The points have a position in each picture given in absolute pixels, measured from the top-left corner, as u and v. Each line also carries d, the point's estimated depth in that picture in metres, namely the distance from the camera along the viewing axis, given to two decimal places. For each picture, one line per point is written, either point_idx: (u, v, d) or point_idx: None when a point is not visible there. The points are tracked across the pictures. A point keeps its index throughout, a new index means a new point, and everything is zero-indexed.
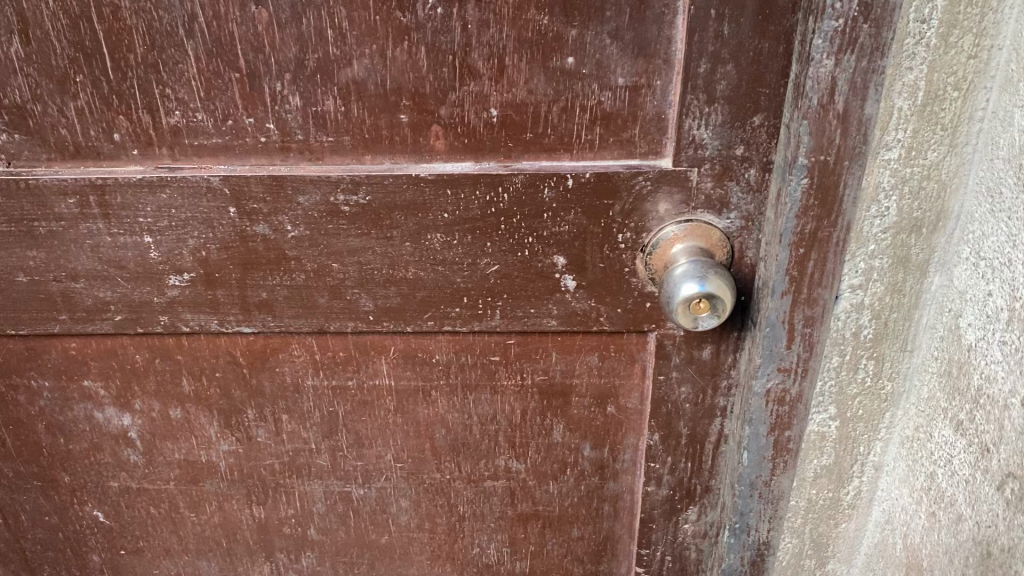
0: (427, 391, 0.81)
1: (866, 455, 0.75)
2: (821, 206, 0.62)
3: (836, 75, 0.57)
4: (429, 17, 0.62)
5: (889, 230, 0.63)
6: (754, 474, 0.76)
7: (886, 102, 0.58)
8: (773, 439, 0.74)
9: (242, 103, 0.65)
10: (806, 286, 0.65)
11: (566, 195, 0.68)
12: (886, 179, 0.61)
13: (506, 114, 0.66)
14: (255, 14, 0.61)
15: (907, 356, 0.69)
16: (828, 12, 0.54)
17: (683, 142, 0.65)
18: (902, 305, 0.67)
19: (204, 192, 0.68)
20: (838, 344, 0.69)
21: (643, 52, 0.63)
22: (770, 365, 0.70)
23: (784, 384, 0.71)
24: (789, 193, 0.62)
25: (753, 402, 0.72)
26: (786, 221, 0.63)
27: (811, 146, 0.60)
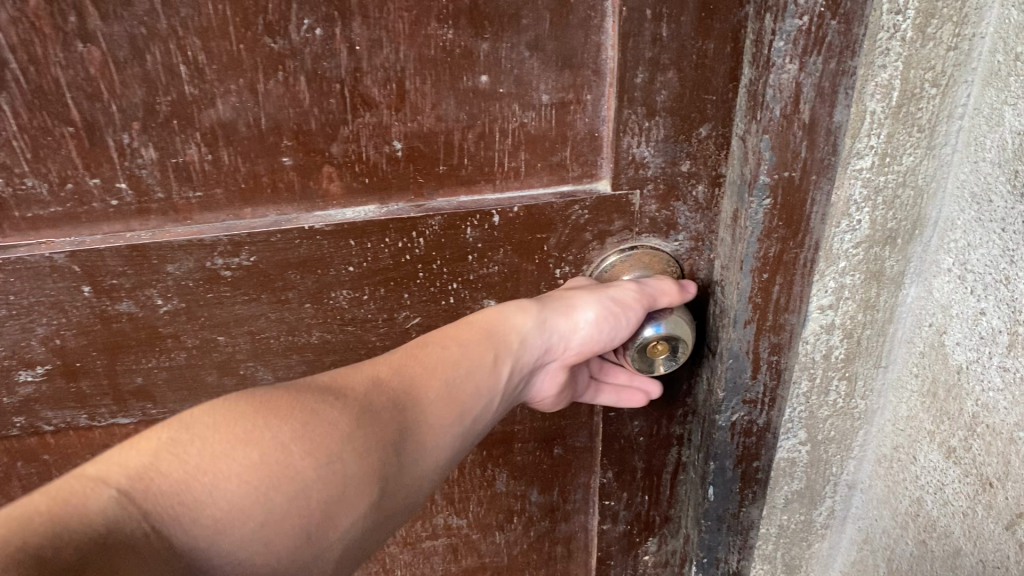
0: None
1: (838, 475, 0.69)
2: (787, 226, 0.54)
3: (801, 81, 0.48)
4: (307, 41, 0.50)
5: (861, 244, 0.55)
6: (722, 508, 0.69)
7: (858, 106, 0.49)
8: (740, 470, 0.67)
9: (81, 161, 0.53)
10: (772, 312, 0.58)
11: (492, 233, 0.58)
12: (858, 191, 0.53)
13: (412, 147, 0.55)
14: (84, 53, 0.49)
15: (880, 371, 0.63)
16: (789, 9, 0.46)
17: (622, 162, 0.56)
18: (875, 321, 0.59)
19: (49, 272, 0.55)
20: (807, 369, 0.61)
21: (568, 64, 0.53)
22: (735, 398, 0.62)
23: (751, 415, 0.63)
24: (749, 216, 0.54)
25: (717, 437, 0.64)
26: (748, 246, 0.55)
27: (774, 162, 0.51)
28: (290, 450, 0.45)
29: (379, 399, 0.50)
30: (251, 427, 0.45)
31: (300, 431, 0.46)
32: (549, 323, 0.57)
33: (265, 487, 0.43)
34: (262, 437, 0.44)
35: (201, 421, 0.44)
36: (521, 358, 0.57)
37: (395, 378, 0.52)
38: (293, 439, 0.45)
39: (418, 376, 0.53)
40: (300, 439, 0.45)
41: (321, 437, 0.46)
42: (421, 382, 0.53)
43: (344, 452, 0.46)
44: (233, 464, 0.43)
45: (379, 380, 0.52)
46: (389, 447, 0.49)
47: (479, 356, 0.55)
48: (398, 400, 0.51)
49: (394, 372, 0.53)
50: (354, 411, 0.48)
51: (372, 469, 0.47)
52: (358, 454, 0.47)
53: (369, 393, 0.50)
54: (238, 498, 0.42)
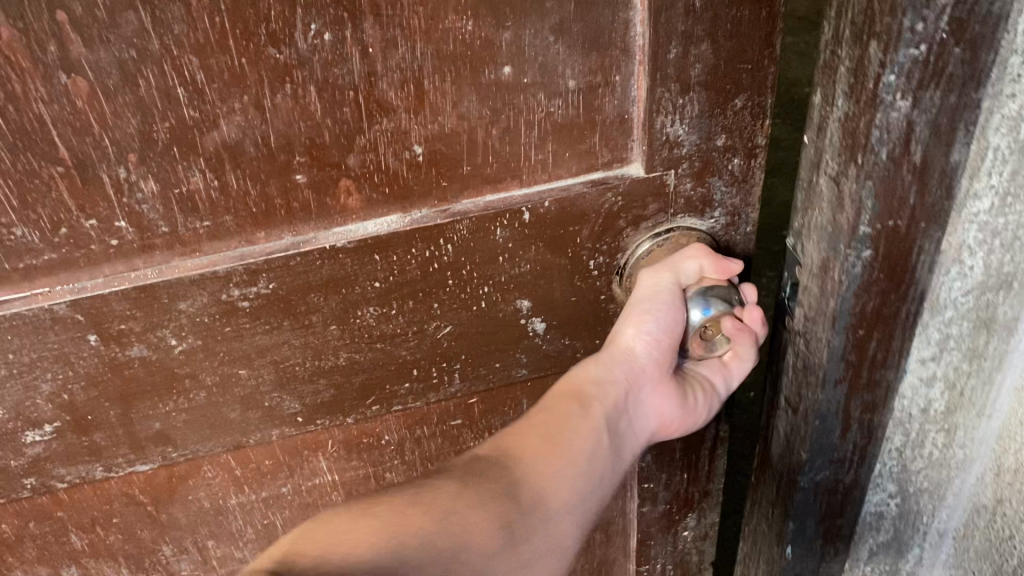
0: (380, 474, 0.67)
1: (929, 522, 0.70)
2: (886, 278, 0.52)
3: (913, 119, 0.45)
4: (315, 48, 0.45)
5: (971, 291, 0.55)
6: (805, 536, 0.69)
7: (981, 141, 0.48)
8: (820, 523, 0.68)
9: (74, 203, 0.48)
10: (867, 369, 0.57)
11: (523, 231, 0.55)
12: (971, 235, 0.52)
13: (434, 149, 0.51)
14: (69, 85, 0.44)
15: (984, 420, 0.62)
16: (905, 35, 0.42)
17: (657, 143, 0.53)
18: (981, 370, 0.60)
19: (49, 325, 0.51)
20: (902, 423, 0.63)
21: (595, 45, 0.49)
22: (819, 458, 0.62)
23: (834, 474, 0.64)
24: (845, 268, 0.51)
25: (799, 496, 0.65)
26: (842, 300, 0.52)
27: (876, 210, 0.48)
28: (332, 524, 0.45)
29: (424, 478, 0.53)
30: (296, 534, 0.44)
31: (348, 517, 0.46)
32: (625, 355, 0.59)
33: (352, 547, 0.43)
34: (320, 528, 0.44)
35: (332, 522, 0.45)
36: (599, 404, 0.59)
37: (492, 453, 0.56)
38: (353, 520, 0.46)
39: (511, 449, 0.56)
40: (355, 521, 0.45)
41: (357, 512, 0.47)
42: (519, 450, 0.56)
43: (456, 507, 0.50)
44: (289, 542, 0.43)
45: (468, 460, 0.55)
46: (476, 499, 0.51)
47: (565, 418, 0.58)
48: (491, 470, 0.54)
49: (485, 448, 0.57)
50: (376, 495, 0.49)
51: (479, 528, 0.50)
52: (430, 514, 0.48)
53: (436, 475, 0.53)
54: (344, 565, 0.42)
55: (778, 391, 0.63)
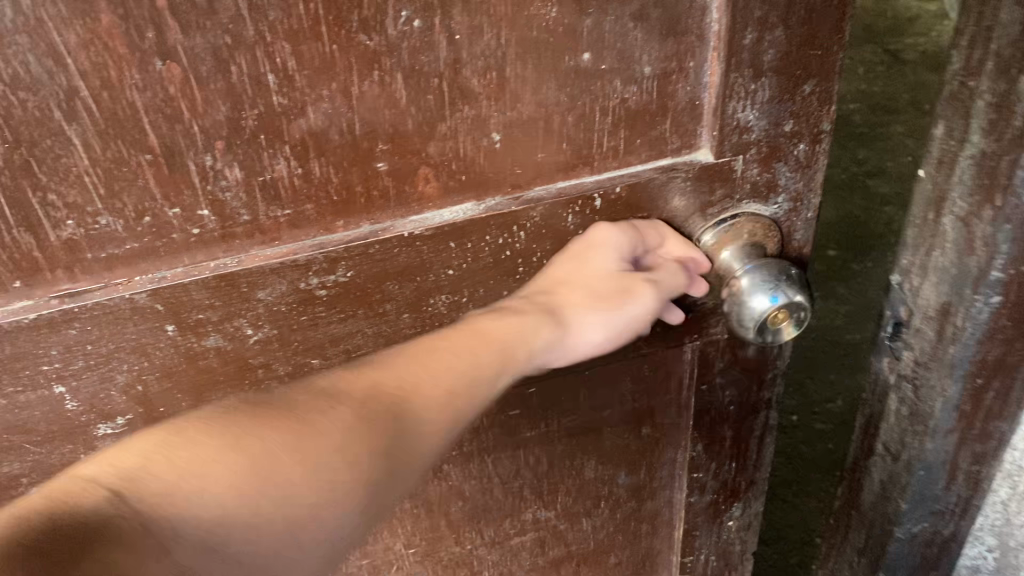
0: (437, 467, 0.67)
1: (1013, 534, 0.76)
2: (1014, 324, 0.59)
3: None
4: (405, 34, 0.46)
5: None
6: (902, 564, 0.78)
7: None
8: (918, 530, 0.74)
9: (160, 191, 0.48)
10: (982, 418, 0.65)
11: (593, 217, 0.56)
12: None
13: (511, 136, 0.52)
14: (163, 72, 0.44)
15: None
16: None
17: (727, 128, 0.54)
18: None
19: (129, 316, 0.51)
20: None
21: (672, 32, 0.50)
22: (921, 507, 0.72)
23: (935, 524, 0.74)
24: (971, 315, 0.58)
25: (894, 546, 0.76)
26: (965, 349, 0.60)
27: (1009, 260, 0.55)
28: (174, 461, 0.40)
29: (314, 397, 0.47)
30: (116, 458, 0.40)
31: (205, 450, 0.41)
32: (609, 293, 0.57)
33: (196, 512, 0.39)
34: (159, 460, 0.40)
35: (185, 442, 0.41)
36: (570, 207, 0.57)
37: (395, 380, 0.49)
38: (207, 458, 0.41)
39: (413, 388, 0.50)
40: (210, 459, 0.41)
41: (219, 448, 0.41)
42: (428, 382, 0.50)
43: (333, 458, 0.44)
44: (115, 474, 0.38)
45: (366, 390, 0.48)
46: (353, 454, 0.45)
47: (493, 343, 0.54)
48: (386, 413, 0.48)
49: (403, 347, 0.52)
50: (242, 421, 0.44)
51: (339, 491, 0.44)
52: (306, 468, 0.43)
53: (326, 405, 0.46)
54: (156, 530, 0.37)
55: (864, 429, 0.74)
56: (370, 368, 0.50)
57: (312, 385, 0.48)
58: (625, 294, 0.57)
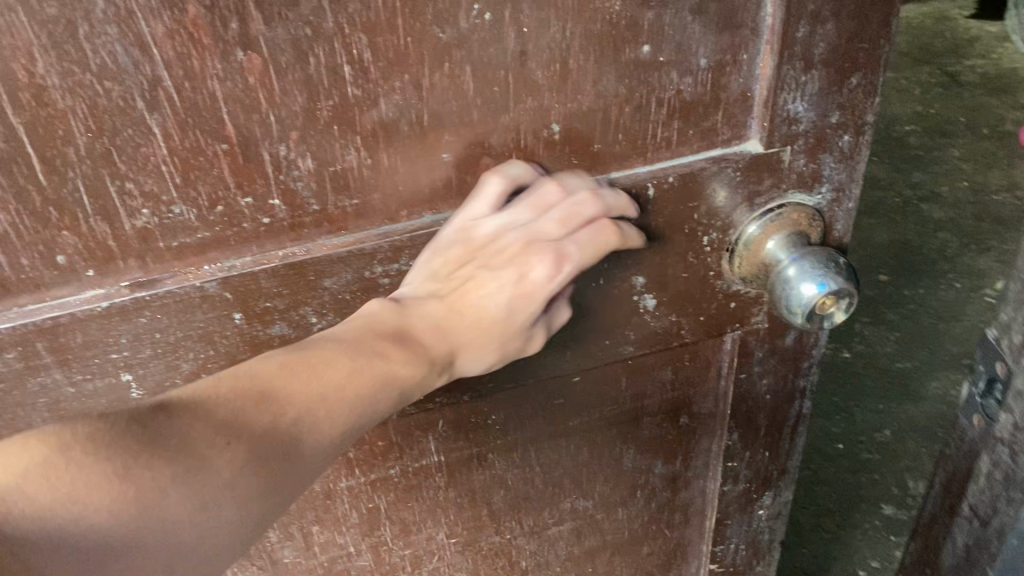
0: (482, 455, 0.68)
1: None
2: None
3: None
4: (476, 27, 0.47)
5: None
6: None
7: None
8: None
9: (234, 180, 0.49)
10: None
11: (646, 207, 0.57)
12: None
13: (571, 127, 0.53)
14: (244, 62, 0.45)
15: None
16: None
17: (778, 120, 0.55)
18: None
19: (198, 304, 0.52)
20: None
21: (728, 25, 0.51)
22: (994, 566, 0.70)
23: None
24: None
25: None
26: None
27: None
28: (54, 482, 0.38)
29: (216, 430, 0.44)
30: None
31: (87, 474, 0.39)
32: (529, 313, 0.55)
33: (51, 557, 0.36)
34: (41, 476, 0.38)
35: (74, 460, 0.39)
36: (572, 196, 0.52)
37: (298, 420, 0.47)
38: (91, 483, 0.38)
39: (312, 433, 0.47)
40: (92, 487, 0.38)
41: (106, 475, 0.39)
42: (320, 424, 0.47)
43: (225, 490, 0.43)
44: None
45: (265, 428, 0.45)
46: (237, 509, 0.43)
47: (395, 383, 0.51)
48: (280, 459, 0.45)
49: (315, 370, 0.48)
50: (139, 439, 0.41)
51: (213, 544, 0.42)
52: (194, 499, 0.41)
53: (222, 444, 0.43)
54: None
55: (945, 487, 0.76)
56: (277, 400, 0.47)
57: (222, 410, 0.45)
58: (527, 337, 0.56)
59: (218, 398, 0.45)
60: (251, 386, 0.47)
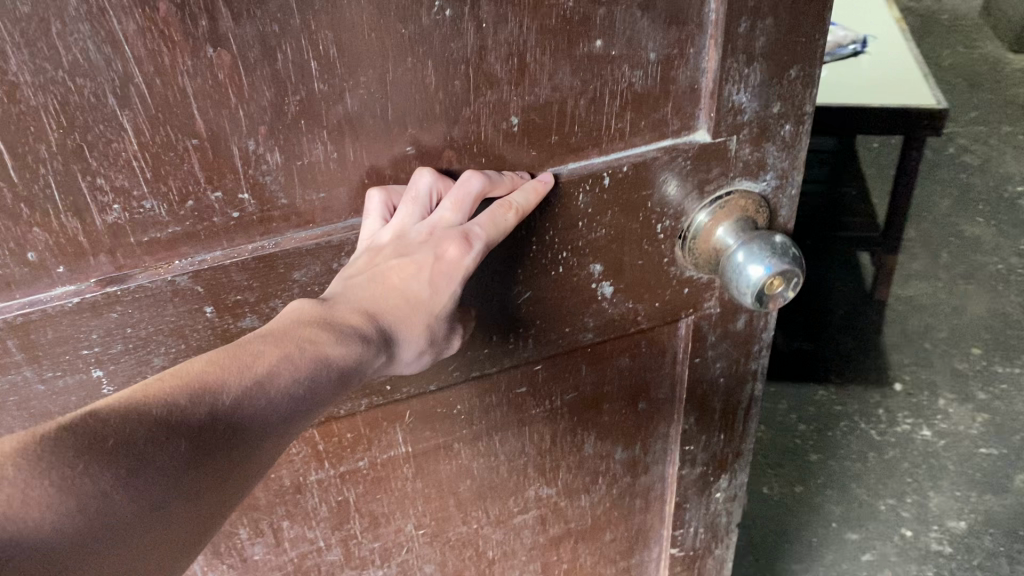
0: (449, 445, 0.70)
1: None
2: None
3: None
4: (437, 23, 0.49)
5: None
6: None
7: None
8: None
9: (204, 175, 0.50)
10: None
11: (602, 196, 0.59)
12: None
13: (529, 120, 0.55)
14: (214, 58, 0.46)
15: None
16: None
17: (724, 110, 0.58)
18: None
19: (169, 298, 0.53)
20: None
21: (675, 20, 0.54)
22: None
23: None
24: None
25: None
26: None
27: None
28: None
29: (157, 427, 0.42)
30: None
31: (29, 488, 0.37)
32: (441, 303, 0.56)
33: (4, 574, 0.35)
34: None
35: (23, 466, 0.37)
36: (468, 184, 0.54)
37: (238, 407, 0.46)
38: (35, 496, 0.37)
39: (252, 421, 0.46)
40: (37, 500, 0.37)
41: (63, 475, 0.38)
42: (260, 411, 0.47)
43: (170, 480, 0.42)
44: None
45: (204, 418, 0.45)
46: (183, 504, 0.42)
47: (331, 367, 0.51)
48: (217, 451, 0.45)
49: (246, 360, 0.48)
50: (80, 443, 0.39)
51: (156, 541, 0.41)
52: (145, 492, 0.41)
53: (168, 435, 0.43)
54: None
55: None
56: (214, 389, 0.46)
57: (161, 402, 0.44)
58: (445, 332, 0.58)
59: (150, 395, 0.44)
60: (184, 379, 0.46)
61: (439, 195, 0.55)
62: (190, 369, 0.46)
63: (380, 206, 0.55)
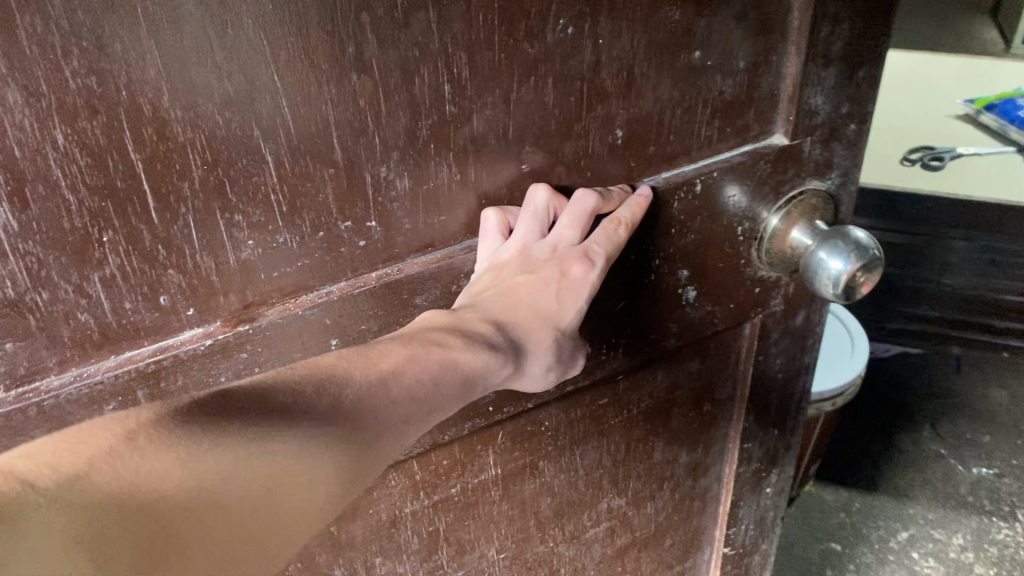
0: (535, 464, 0.70)
1: None
2: None
3: None
4: (560, 40, 0.50)
5: None
6: None
7: None
8: None
9: (337, 205, 0.49)
10: None
11: (693, 202, 0.61)
12: None
13: (631, 131, 0.56)
14: (357, 85, 0.46)
15: None
16: None
17: (802, 113, 0.61)
18: None
19: (298, 333, 0.52)
20: None
21: (763, 29, 0.57)
22: None
23: None
24: None
25: None
26: None
27: None
28: (130, 471, 0.35)
29: (279, 416, 0.41)
30: (54, 446, 0.34)
31: (157, 460, 0.36)
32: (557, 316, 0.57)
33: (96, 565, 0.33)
34: (111, 462, 0.34)
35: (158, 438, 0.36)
36: (584, 201, 0.55)
37: (359, 399, 0.45)
38: (164, 471, 0.36)
39: (372, 416, 0.45)
40: (159, 475, 0.35)
41: (195, 448, 0.37)
42: (382, 407, 0.46)
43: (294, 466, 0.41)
44: (58, 474, 0.33)
45: (331, 409, 0.43)
46: (276, 509, 0.40)
47: (456, 370, 0.50)
48: (344, 441, 0.43)
49: (370, 355, 0.47)
50: (206, 417, 0.39)
51: (238, 548, 0.38)
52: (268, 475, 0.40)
53: (288, 426, 0.41)
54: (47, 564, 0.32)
55: None
56: (339, 382, 0.45)
57: (286, 395, 0.42)
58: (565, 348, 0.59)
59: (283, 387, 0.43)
60: (312, 371, 0.45)
61: (554, 212, 0.56)
62: (313, 365, 0.45)
63: (496, 226, 0.55)
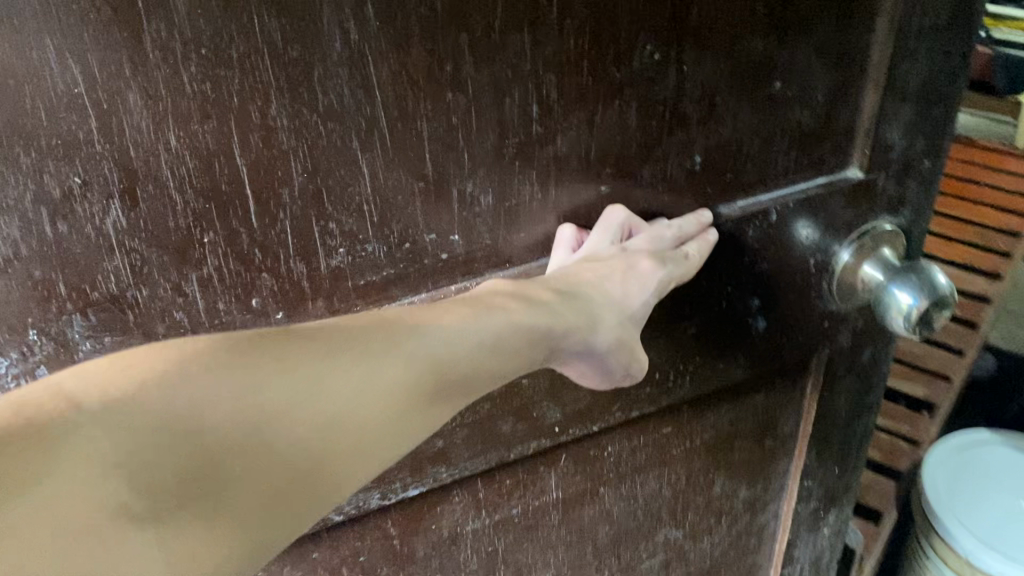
0: (595, 489, 0.70)
1: None
2: None
3: None
4: (646, 66, 0.51)
5: None
6: None
7: None
8: None
9: (424, 217, 0.51)
10: None
11: (769, 231, 0.61)
12: None
13: (709, 158, 0.57)
14: (452, 102, 0.47)
15: None
16: None
17: (878, 147, 0.62)
18: None
19: None
20: None
21: (843, 63, 0.57)
22: None
23: None
24: None
25: None
26: None
27: None
28: (168, 388, 0.37)
29: (332, 352, 0.42)
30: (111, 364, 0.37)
31: (208, 389, 0.38)
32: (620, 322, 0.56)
33: (129, 473, 0.36)
34: (155, 388, 0.37)
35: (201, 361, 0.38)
36: (663, 229, 0.57)
37: (417, 347, 0.44)
38: (198, 395, 0.38)
39: (431, 367, 0.45)
40: (205, 405, 0.38)
41: (233, 377, 0.39)
42: (442, 360, 0.45)
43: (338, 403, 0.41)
44: (106, 396, 0.36)
45: (388, 352, 0.43)
46: (315, 448, 0.40)
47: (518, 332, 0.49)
48: (400, 389, 0.43)
49: (437, 313, 0.47)
50: (260, 356, 0.40)
51: (291, 476, 0.40)
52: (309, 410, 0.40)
53: (348, 367, 0.42)
54: (96, 475, 0.35)
55: None
56: (400, 330, 0.45)
57: (354, 341, 0.43)
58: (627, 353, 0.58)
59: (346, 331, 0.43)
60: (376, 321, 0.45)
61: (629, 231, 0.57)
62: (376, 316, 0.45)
63: (570, 242, 0.56)
